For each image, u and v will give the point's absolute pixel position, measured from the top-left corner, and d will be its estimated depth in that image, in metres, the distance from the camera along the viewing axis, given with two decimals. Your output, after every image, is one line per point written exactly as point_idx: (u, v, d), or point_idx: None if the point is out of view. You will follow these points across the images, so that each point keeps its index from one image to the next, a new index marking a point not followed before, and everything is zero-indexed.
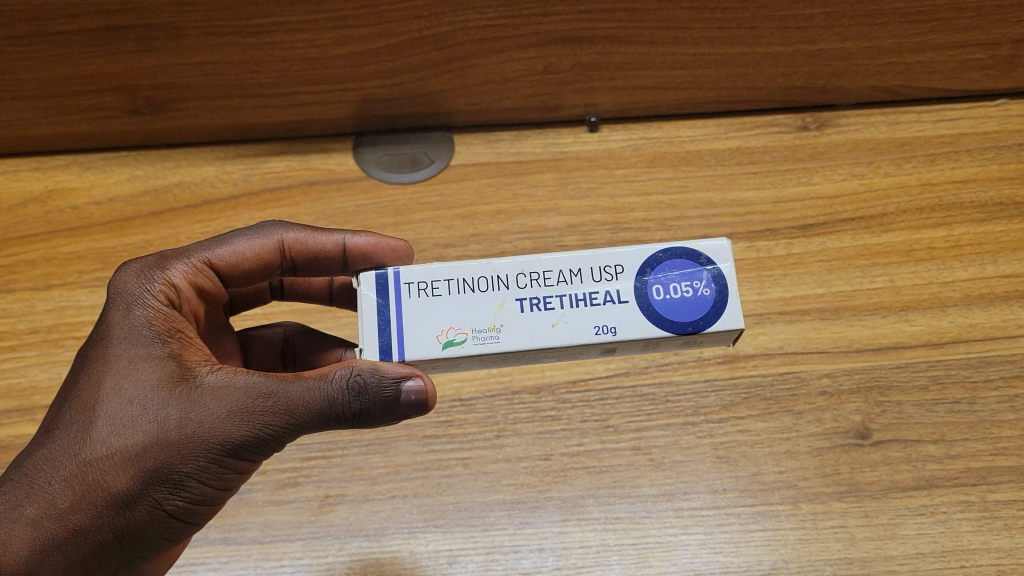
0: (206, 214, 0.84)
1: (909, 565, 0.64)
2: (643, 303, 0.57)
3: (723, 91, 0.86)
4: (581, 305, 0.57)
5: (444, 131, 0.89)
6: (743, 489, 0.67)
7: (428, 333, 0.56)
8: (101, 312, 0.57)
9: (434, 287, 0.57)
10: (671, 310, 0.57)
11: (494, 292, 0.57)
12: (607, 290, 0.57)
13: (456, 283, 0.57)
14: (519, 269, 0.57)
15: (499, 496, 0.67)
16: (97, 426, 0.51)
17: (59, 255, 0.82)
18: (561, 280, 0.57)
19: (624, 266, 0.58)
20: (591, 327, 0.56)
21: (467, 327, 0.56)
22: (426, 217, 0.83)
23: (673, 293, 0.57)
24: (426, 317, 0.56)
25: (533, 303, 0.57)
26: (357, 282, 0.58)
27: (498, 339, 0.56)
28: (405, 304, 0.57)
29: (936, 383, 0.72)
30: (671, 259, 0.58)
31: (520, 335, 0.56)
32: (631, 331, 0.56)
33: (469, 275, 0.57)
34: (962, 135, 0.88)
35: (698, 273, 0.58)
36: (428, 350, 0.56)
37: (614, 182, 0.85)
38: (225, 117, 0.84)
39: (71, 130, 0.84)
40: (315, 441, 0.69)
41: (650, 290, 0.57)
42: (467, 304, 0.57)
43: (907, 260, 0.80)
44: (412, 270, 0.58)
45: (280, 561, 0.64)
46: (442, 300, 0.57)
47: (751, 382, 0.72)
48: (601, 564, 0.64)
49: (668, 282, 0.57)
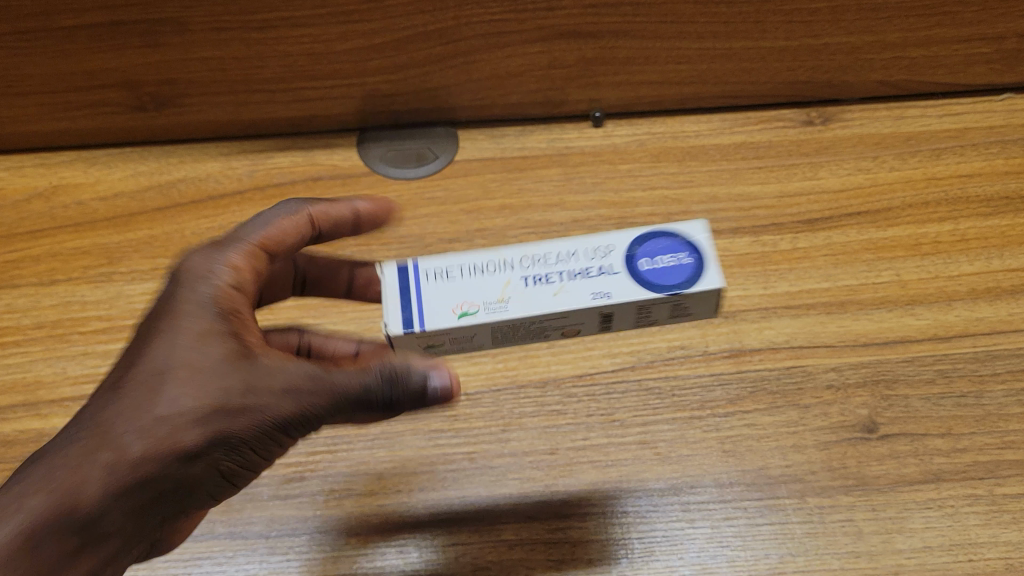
0: (211, 209, 0.82)
1: (917, 559, 0.63)
2: (633, 273, 0.61)
3: (728, 86, 0.86)
4: (580, 277, 0.61)
5: (448, 126, 0.89)
6: (749, 483, 0.67)
7: (443, 308, 0.60)
8: (167, 285, 0.55)
9: (447, 271, 0.61)
10: (659, 275, 0.60)
11: (501, 273, 0.61)
12: (603, 263, 0.61)
13: (466, 266, 0.61)
14: (522, 253, 0.62)
15: (505, 490, 0.66)
16: (164, 388, 0.50)
17: (63, 251, 0.80)
18: (560, 259, 0.61)
19: (616, 244, 0.62)
20: (590, 294, 0.60)
21: (477, 301, 0.60)
22: (431, 213, 0.82)
23: (660, 262, 0.61)
24: (442, 294, 0.60)
25: (536, 279, 0.61)
26: (380, 272, 0.62)
27: (507, 308, 0.60)
28: (418, 287, 0.61)
29: (943, 376, 0.72)
30: (654, 235, 0.62)
31: (527, 306, 0.60)
32: (627, 296, 0.60)
33: (477, 260, 0.62)
34: (967, 129, 0.88)
35: (680, 245, 0.62)
36: (444, 320, 0.59)
37: (619, 177, 0.85)
38: (230, 112, 0.84)
39: (75, 126, 0.84)
40: (321, 436, 0.69)
41: (639, 260, 0.61)
42: (477, 283, 0.61)
43: (913, 254, 0.80)
44: (427, 260, 0.62)
45: (286, 555, 0.64)
46: (453, 281, 0.61)
47: (757, 377, 0.72)
48: (607, 558, 0.63)
49: (655, 254, 0.61)
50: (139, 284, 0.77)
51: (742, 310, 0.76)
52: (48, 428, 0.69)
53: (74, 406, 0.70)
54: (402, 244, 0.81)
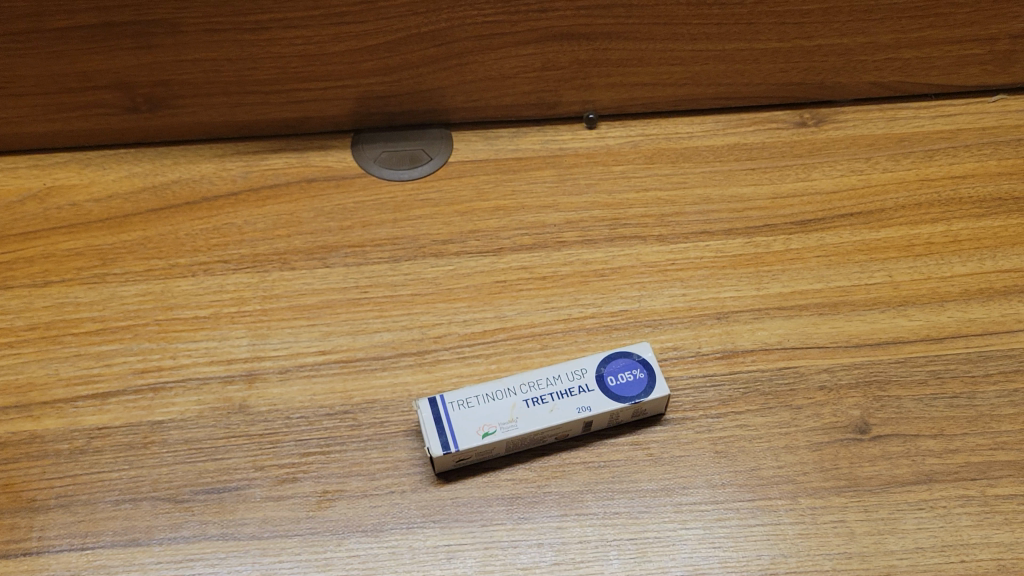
0: (205, 211, 0.82)
1: (909, 559, 0.63)
2: (606, 390, 0.68)
3: (720, 88, 0.88)
4: (568, 396, 0.68)
5: (443, 128, 0.88)
6: (742, 483, 0.67)
7: (468, 431, 0.66)
8: None
9: (464, 400, 0.68)
10: (625, 390, 0.68)
11: (506, 398, 0.68)
12: (584, 382, 0.69)
13: (479, 395, 0.68)
14: (521, 379, 0.69)
15: (497, 491, 0.66)
16: None
17: (57, 252, 0.79)
18: (551, 381, 0.69)
19: (588, 369, 0.70)
20: (577, 409, 0.67)
21: (495, 421, 0.66)
22: (425, 214, 0.82)
23: (621, 378, 0.69)
24: (465, 425, 0.66)
25: (533, 400, 0.68)
26: (414, 408, 0.67)
27: (517, 426, 0.66)
28: (445, 416, 0.67)
29: (935, 377, 0.72)
30: (612, 358, 0.70)
31: (533, 421, 0.66)
32: (606, 406, 0.67)
33: (488, 388, 0.68)
34: (959, 131, 0.89)
35: (631, 364, 0.70)
36: (469, 438, 0.65)
37: (612, 178, 0.85)
38: (224, 114, 0.84)
39: (70, 127, 0.84)
40: (313, 437, 0.68)
41: (608, 381, 0.69)
42: (490, 409, 0.67)
43: (905, 255, 0.80)
44: (450, 393, 0.68)
45: (278, 557, 0.62)
46: (473, 407, 0.67)
47: (749, 377, 0.72)
48: (599, 559, 0.63)
49: (616, 374, 0.69)
50: (132, 285, 0.77)
51: (735, 311, 0.76)
52: (39, 430, 0.69)
53: (66, 408, 0.70)
54: (396, 245, 0.80)
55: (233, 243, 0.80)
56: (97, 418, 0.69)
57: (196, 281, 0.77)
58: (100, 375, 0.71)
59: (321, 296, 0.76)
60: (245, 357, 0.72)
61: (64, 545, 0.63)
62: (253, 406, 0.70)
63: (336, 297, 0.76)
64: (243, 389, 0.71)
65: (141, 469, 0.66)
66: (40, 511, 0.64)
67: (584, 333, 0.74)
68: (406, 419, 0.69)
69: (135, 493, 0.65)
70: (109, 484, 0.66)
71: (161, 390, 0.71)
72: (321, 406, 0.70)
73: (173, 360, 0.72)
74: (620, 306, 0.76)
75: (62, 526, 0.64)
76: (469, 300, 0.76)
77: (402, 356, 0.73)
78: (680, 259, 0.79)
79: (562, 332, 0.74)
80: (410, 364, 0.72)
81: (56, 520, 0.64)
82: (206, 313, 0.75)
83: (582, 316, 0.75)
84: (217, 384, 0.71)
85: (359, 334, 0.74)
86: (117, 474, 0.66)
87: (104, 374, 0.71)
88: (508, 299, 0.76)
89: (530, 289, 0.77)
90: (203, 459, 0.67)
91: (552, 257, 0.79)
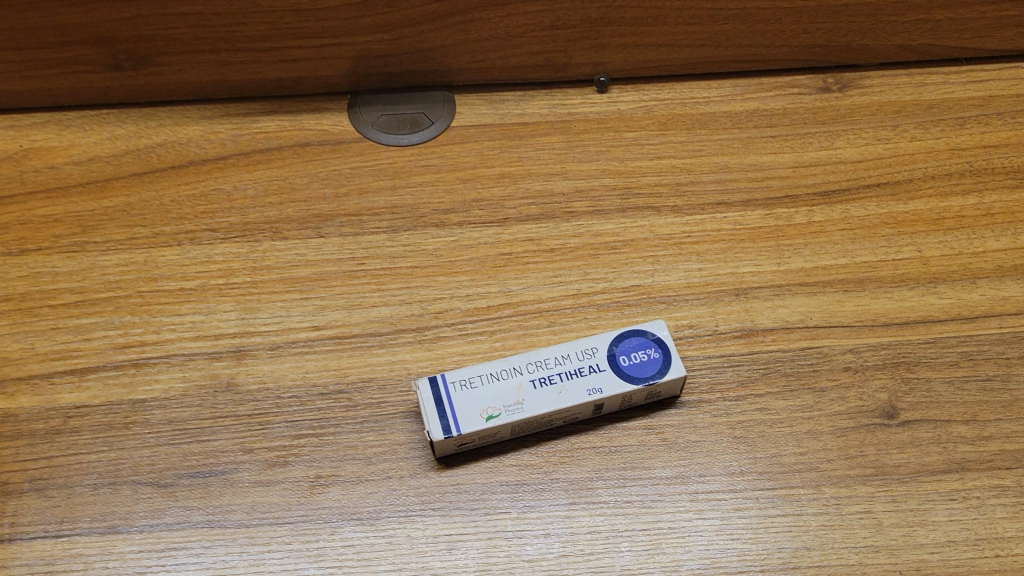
0: (192, 175, 0.77)
1: (940, 554, 0.59)
2: (617, 371, 0.64)
3: (740, 49, 0.83)
4: (577, 376, 0.64)
5: (445, 90, 0.83)
6: (762, 471, 0.62)
7: (471, 413, 0.61)
8: None
9: (467, 380, 0.63)
10: (638, 371, 0.64)
11: (511, 378, 0.63)
12: (594, 362, 0.64)
13: (482, 375, 0.63)
14: (527, 358, 0.65)
15: (501, 478, 0.62)
16: None
17: (34, 218, 0.74)
18: (559, 360, 0.64)
19: (598, 347, 0.65)
20: (587, 390, 0.63)
21: (500, 403, 0.62)
22: (426, 181, 0.77)
23: (634, 358, 0.64)
24: (468, 407, 0.62)
25: (541, 381, 0.63)
26: (414, 386, 0.63)
27: (523, 409, 0.62)
28: (447, 397, 0.62)
29: (968, 359, 0.68)
30: (623, 336, 0.66)
31: (540, 404, 0.62)
32: (618, 387, 0.63)
33: (492, 366, 0.64)
34: (992, 98, 0.84)
35: (644, 343, 0.65)
36: (472, 422, 0.61)
37: (624, 145, 0.80)
38: (213, 72, 0.79)
39: (48, 85, 0.79)
40: (307, 418, 0.64)
41: (619, 360, 0.64)
42: (494, 390, 0.63)
43: (935, 229, 0.75)
44: (452, 371, 0.64)
45: (267, 546, 0.59)
46: (477, 388, 0.63)
47: (770, 358, 0.68)
48: (610, 551, 0.59)
49: (628, 354, 0.65)
50: (114, 254, 0.72)
51: (754, 287, 0.71)
52: (13, 408, 0.64)
53: (42, 385, 0.65)
54: (395, 214, 0.75)
55: (222, 210, 0.75)
56: (76, 396, 0.65)
57: (182, 251, 0.73)
58: (79, 350, 0.67)
59: (315, 268, 0.72)
60: (234, 331, 0.68)
61: (40, 531, 0.59)
62: (242, 384, 0.66)
63: (330, 269, 0.72)
64: (232, 366, 0.66)
65: (121, 451, 0.62)
66: (14, 495, 0.60)
67: (594, 309, 0.70)
68: (404, 399, 0.65)
69: (115, 476, 0.61)
70: (87, 467, 0.62)
71: (144, 366, 0.66)
72: (315, 384, 0.66)
73: (157, 335, 0.68)
74: (632, 281, 0.72)
75: (38, 512, 0.60)
76: (472, 274, 0.72)
77: (401, 332, 0.68)
78: (696, 232, 0.75)
79: (571, 308, 0.70)
80: (410, 341, 0.68)
81: (30, 505, 0.60)
82: (193, 284, 0.71)
83: (591, 292, 0.71)
84: (204, 360, 0.67)
85: (355, 308, 0.70)
86: (96, 456, 0.62)
87: (83, 349, 0.67)
88: (514, 273, 0.72)
89: (537, 262, 0.73)
90: (188, 441, 0.63)
91: (560, 228, 0.75)
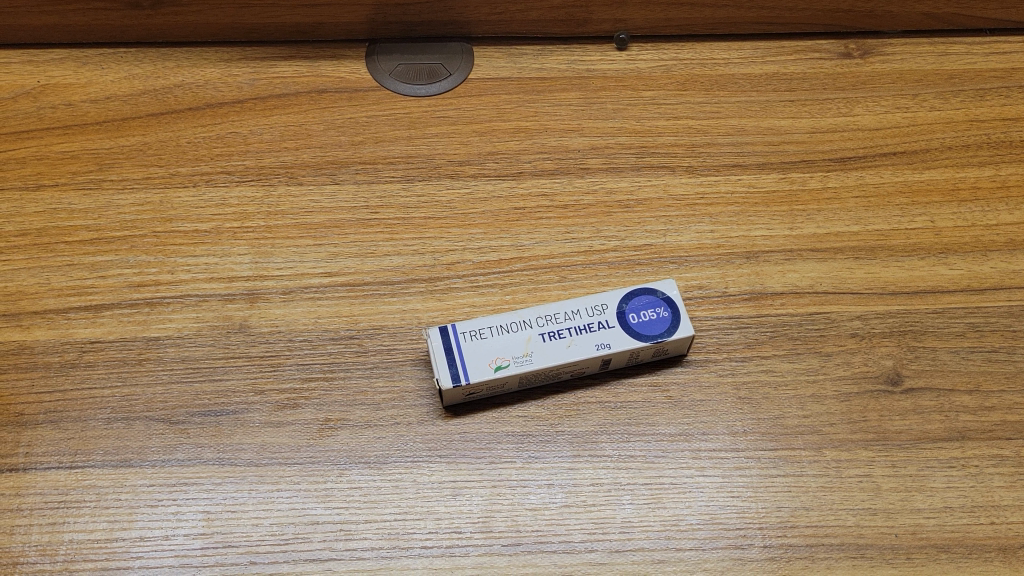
0: (208, 118, 0.77)
1: (936, 519, 0.60)
2: (625, 328, 0.64)
3: (763, 10, 0.82)
4: (586, 331, 0.64)
5: (463, 42, 0.83)
6: (764, 432, 0.63)
7: (480, 363, 0.62)
8: None
9: (478, 331, 0.64)
10: (647, 329, 0.64)
11: (520, 330, 0.64)
12: (602, 318, 0.65)
13: (493, 326, 0.64)
14: (537, 311, 0.65)
15: (507, 428, 0.63)
16: None
17: (51, 154, 0.75)
18: (568, 314, 0.65)
19: (608, 303, 0.65)
20: (595, 345, 0.63)
21: (508, 354, 0.63)
22: (441, 133, 0.77)
23: (642, 316, 0.65)
24: (477, 356, 0.63)
25: (550, 334, 0.64)
26: (426, 334, 0.64)
27: (531, 361, 0.62)
28: (457, 347, 0.63)
29: (974, 330, 0.68)
30: (634, 294, 0.66)
31: (548, 357, 0.63)
32: (626, 343, 0.64)
33: (502, 319, 0.64)
34: (1014, 70, 0.83)
35: (653, 302, 0.66)
36: (481, 371, 0.62)
37: (641, 104, 0.80)
38: (231, 14, 0.79)
39: (66, 21, 0.79)
40: (317, 361, 0.65)
41: (628, 318, 0.65)
42: (503, 341, 0.63)
43: (950, 200, 0.75)
44: (464, 322, 0.64)
45: (277, 485, 0.60)
46: (486, 338, 0.63)
47: (777, 321, 0.68)
48: (612, 504, 0.60)
49: (637, 312, 0.65)
50: (130, 193, 0.73)
51: (765, 251, 0.72)
52: (28, 341, 0.65)
53: (57, 319, 0.66)
54: (409, 164, 0.75)
55: (238, 154, 0.75)
56: (90, 331, 0.66)
57: (197, 193, 0.73)
58: (93, 287, 0.68)
59: (329, 215, 0.72)
60: (247, 275, 0.69)
61: (53, 462, 0.60)
62: (254, 326, 0.66)
63: (344, 217, 0.72)
64: (244, 308, 0.67)
65: (135, 387, 0.63)
66: (28, 426, 0.62)
67: (605, 267, 0.70)
68: (414, 347, 0.66)
69: (128, 411, 0.62)
70: (101, 401, 0.63)
71: (158, 305, 0.67)
72: (326, 329, 0.66)
73: (171, 275, 0.69)
74: (644, 240, 0.72)
75: (52, 443, 0.61)
76: (484, 227, 0.72)
77: (412, 282, 0.69)
78: (710, 194, 0.75)
79: (582, 265, 0.70)
80: (421, 291, 0.68)
81: (44, 436, 0.61)
82: (208, 226, 0.71)
83: (603, 249, 0.71)
84: (217, 302, 0.67)
85: (367, 257, 0.70)
86: (110, 391, 0.63)
87: (98, 286, 0.68)
88: (527, 227, 0.72)
89: (550, 218, 0.73)
90: (200, 380, 0.64)
91: (574, 185, 0.75)
